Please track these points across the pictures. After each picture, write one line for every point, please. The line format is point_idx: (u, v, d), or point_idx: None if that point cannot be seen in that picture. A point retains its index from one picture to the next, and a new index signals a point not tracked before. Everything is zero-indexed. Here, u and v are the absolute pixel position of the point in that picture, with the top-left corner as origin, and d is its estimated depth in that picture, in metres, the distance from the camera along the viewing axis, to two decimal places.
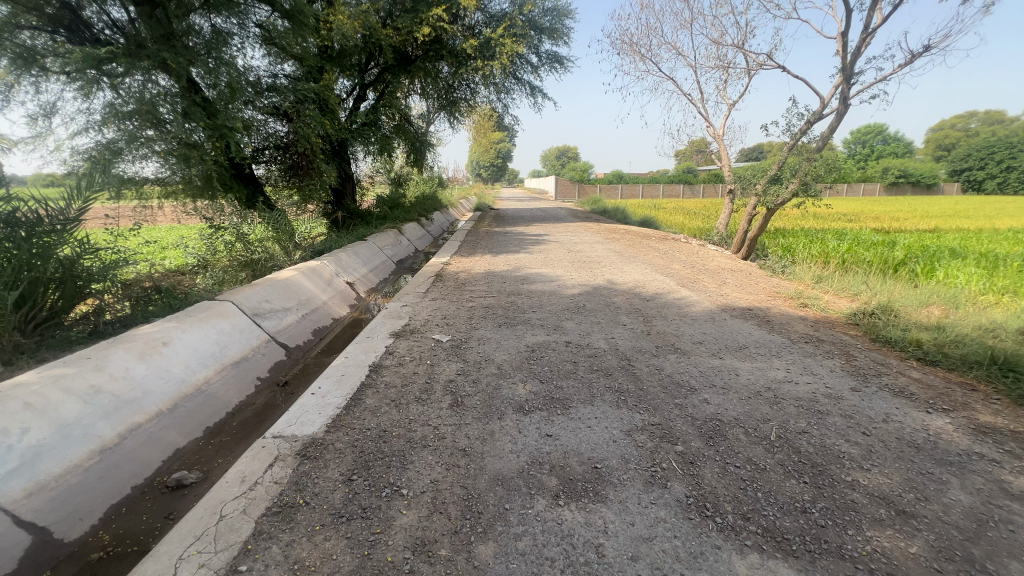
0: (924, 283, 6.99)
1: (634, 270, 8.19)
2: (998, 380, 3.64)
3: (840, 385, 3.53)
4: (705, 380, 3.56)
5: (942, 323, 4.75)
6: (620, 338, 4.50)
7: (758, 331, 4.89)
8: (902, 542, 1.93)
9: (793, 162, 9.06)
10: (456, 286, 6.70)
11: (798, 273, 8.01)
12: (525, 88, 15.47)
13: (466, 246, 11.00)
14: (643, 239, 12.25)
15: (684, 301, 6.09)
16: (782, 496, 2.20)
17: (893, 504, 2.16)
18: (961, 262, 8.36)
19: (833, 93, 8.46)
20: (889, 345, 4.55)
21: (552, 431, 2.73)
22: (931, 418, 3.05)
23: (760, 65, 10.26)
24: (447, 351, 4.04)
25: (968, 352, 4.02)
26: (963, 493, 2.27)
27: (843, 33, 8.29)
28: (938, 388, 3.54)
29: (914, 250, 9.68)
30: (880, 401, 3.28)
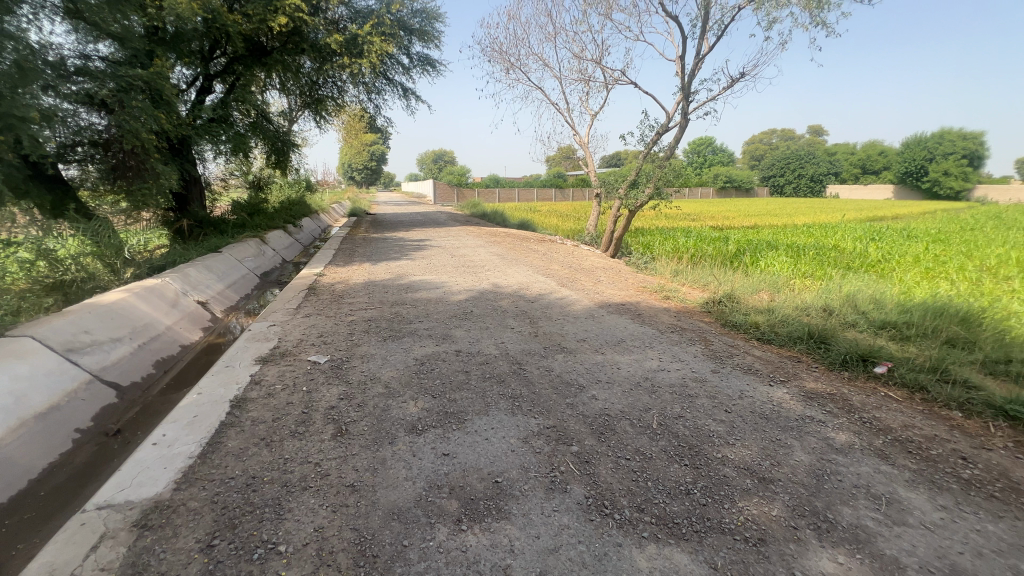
0: (754, 272, 8.26)
1: (517, 272, 8.38)
2: (815, 352, 4.41)
3: (703, 369, 3.97)
4: (591, 376, 3.72)
5: (771, 306, 5.62)
6: (509, 342, 4.52)
7: (632, 324, 5.31)
8: (765, 506, 2.19)
9: (648, 168, 10.10)
10: (332, 299, 6.17)
11: (658, 268, 8.92)
12: (397, 89, 14.99)
13: (342, 254, 10.27)
14: (523, 242, 12.66)
15: (565, 301, 6.36)
16: (668, 481, 2.36)
17: (756, 474, 2.44)
18: (776, 253, 10.09)
19: (676, 108, 9.61)
20: (735, 329, 5.27)
21: (448, 449, 2.60)
22: (773, 390, 3.55)
23: (616, 80, 11.23)
24: (326, 373, 3.65)
25: (792, 329, 4.81)
26: (803, 453, 2.66)
27: (680, 57, 9.49)
28: (775, 362, 4.17)
29: (743, 244, 11.43)
30: (735, 380, 3.73)
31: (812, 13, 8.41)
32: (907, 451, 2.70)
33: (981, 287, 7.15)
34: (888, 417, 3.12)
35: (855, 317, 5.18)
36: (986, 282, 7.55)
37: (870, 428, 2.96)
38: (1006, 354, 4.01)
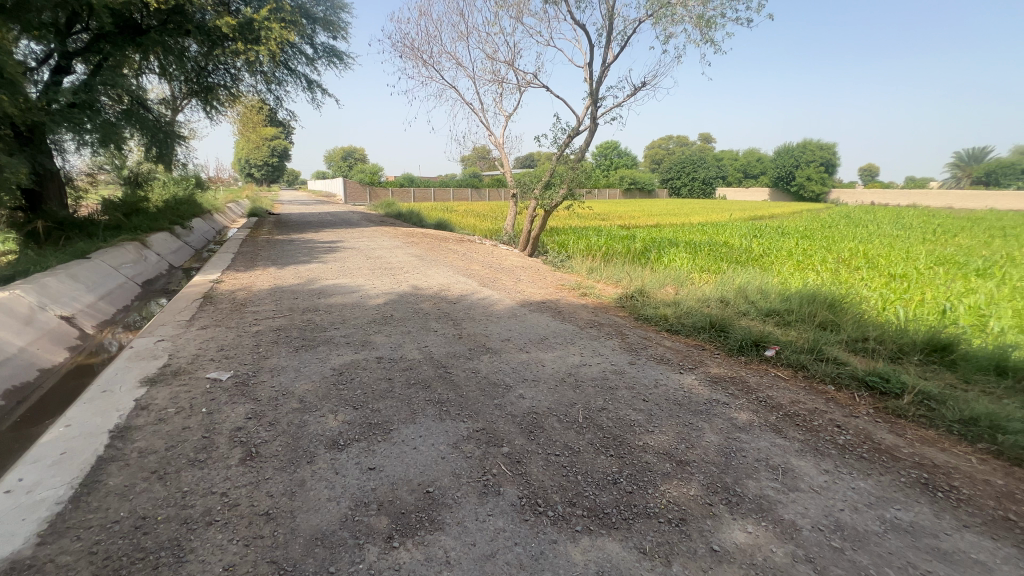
0: (660, 268, 8.89)
1: (436, 274, 8.23)
2: (715, 339, 4.83)
3: (621, 361, 4.18)
4: (517, 375, 3.75)
5: (676, 299, 6.08)
6: (433, 345, 4.41)
7: (553, 322, 5.45)
8: (683, 487, 2.35)
9: (561, 170, 10.44)
10: (233, 307, 5.60)
11: (574, 266, 9.26)
12: (301, 80, 14.04)
13: (242, 258, 9.39)
14: (441, 242, 12.48)
15: (487, 301, 6.36)
16: (596, 473, 2.44)
17: (674, 457, 2.61)
18: (677, 250, 10.95)
19: (585, 112, 10.04)
20: (646, 321, 5.61)
21: (374, 463, 2.46)
22: (683, 377, 3.84)
23: (528, 83, 11.47)
24: (230, 391, 3.30)
25: (695, 320, 5.23)
26: (713, 434, 2.89)
27: (588, 64, 9.94)
28: (683, 351, 4.51)
29: (649, 242, 12.26)
30: (650, 370, 3.97)
31: (701, 31, 9.24)
32: (795, 423, 3.05)
33: (841, 276, 8.32)
34: (778, 394, 3.51)
35: (747, 306, 5.77)
36: (843, 272, 8.81)
37: (765, 406, 3.30)
38: (863, 333, 4.71)
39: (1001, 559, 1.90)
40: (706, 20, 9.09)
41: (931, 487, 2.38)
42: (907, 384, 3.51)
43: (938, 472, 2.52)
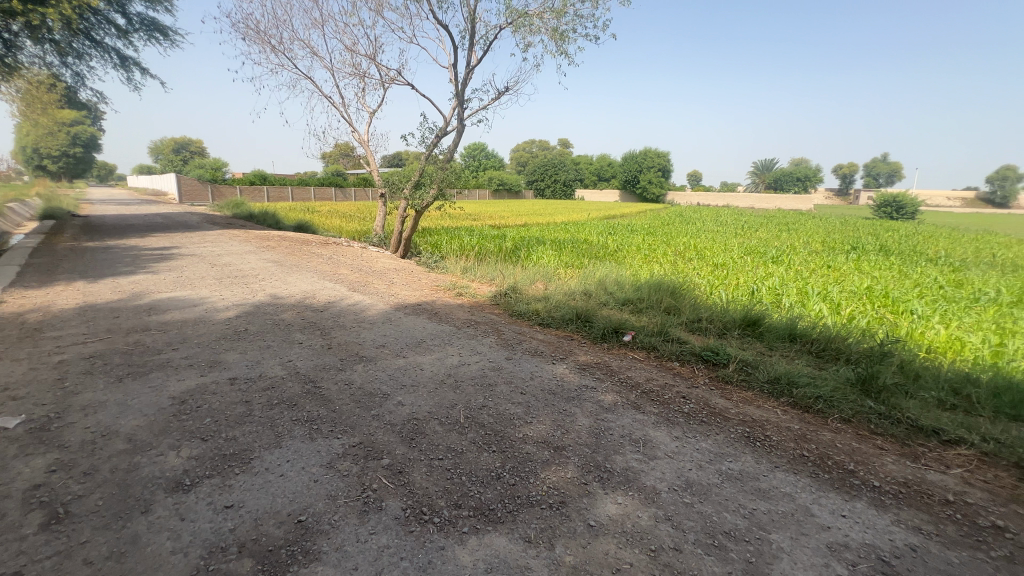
0: (530, 265, 9.32)
1: (298, 280, 7.52)
2: (582, 329, 5.23)
3: (498, 357, 4.28)
4: (395, 382, 3.61)
5: (546, 294, 6.44)
6: (298, 359, 4.02)
7: (430, 324, 5.37)
8: (561, 471, 2.50)
9: (430, 170, 10.31)
10: (21, 334, 4.44)
11: (448, 267, 9.22)
12: (110, 56, 11.69)
13: (33, 271, 7.50)
14: (302, 245, 11.46)
15: (359, 306, 6.01)
16: (480, 471, 2.47)
17: (552, 444, 2.76)
18: (545, 248, 11.59)
19: (452, 113, 10.06)
20: (520, 317, 5.83)
21: (231, 499, 2.16)
22: (556, 367, 4.08)
23: (392, 79, 11.10)
24: (22, 441, 2.61)
25: (564, 313, 5.60)
26: (584, 417, 3.13)
27: (452, 65, 9.97)
28: (555, 343, 4.79)
29: (518, 241, 12.75)
30: (526, 364, 4.14)
31: (556, 43, 9.90)
32: (651, 399, 3.44)
33: (679, 267, 9.61)
34: (637, 375, 3.93)
35: (607, 297, 6.36)
36: (680, 263, 10.20)
37: (626, 386, 3.67)
38: (698, 315, 5.52)
39: (801, 488, 2.38)
40: (561, 33, 9.75)
41: (751, 438, 2.88)
42: (731, 355, 4.20)
43: (756, 425, 3.06)
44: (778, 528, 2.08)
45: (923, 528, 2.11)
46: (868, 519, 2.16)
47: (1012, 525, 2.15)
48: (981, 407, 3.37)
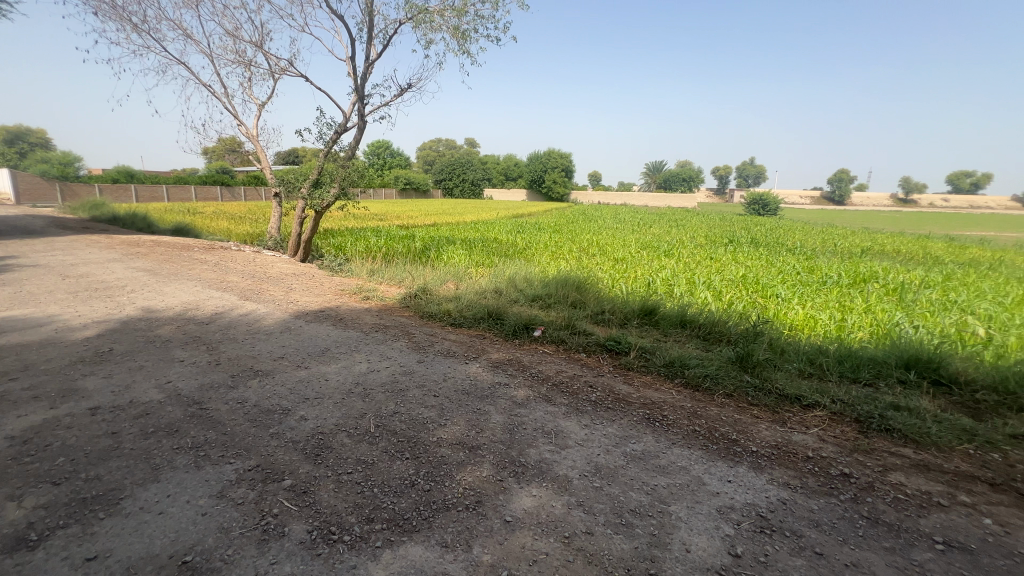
0: (440, 265, 9.20)
1: (177, 290, 6.69)
2: (493, 327, 5.28)
3: (410, 361, 4.17)
4: (296, 396, 3.36)
5: (457, 294, 6.40)
6: (179, 379, 3.57)
7: (334, 330, 5.07)
8: (477, 470, 2.50)
9: (330, 168, 9.72)
10: None
11: (354, 270, 8.78)
12: None
13: None
14: (181, 250, 10.20)
15: (252, 316, 5.48)
16: (393, 481, 2.38)
17: (466, 445, 2.75)
18: (455, 247, 11.51)
19: (352, 108, 9.58)
20: (431, 318, 5.72)
21: (96, 549, 1.86)
22: (469, 367, 4.07)
23: (282, 70, 10.28)
24: None
25: (476, 312, 5.61)
26: (498, 414, 3.16)
27: (350, 58, 9.48)
28: (467, 343, 4.78)
29: (428, 241, 12.52)
30: (438, 366, 4.07)
31: (458, 42, 9.86)
32: (561, 390, 3.57)
33: (584, 263, 10.10)
34: (547, 368, 4.06)
35: (516, 294, 6.48)
36: (585, 258, 10.73)
37: (537, 380, 3.77)
38: (601, 307, 5.84)
39: (694, 460, 2.62)
40: (462, 32, 9.72)
41: (651, 419, 3.11)
42: (631, 343, 4.51)
43: (654, 407, 3.32)
44: (676, 499, 2.27)
45: (790, 482, 2.43)
46: (748, 481, 2.44)
47: (855, 471, 2.57)
48: (830, 374, 3.98)
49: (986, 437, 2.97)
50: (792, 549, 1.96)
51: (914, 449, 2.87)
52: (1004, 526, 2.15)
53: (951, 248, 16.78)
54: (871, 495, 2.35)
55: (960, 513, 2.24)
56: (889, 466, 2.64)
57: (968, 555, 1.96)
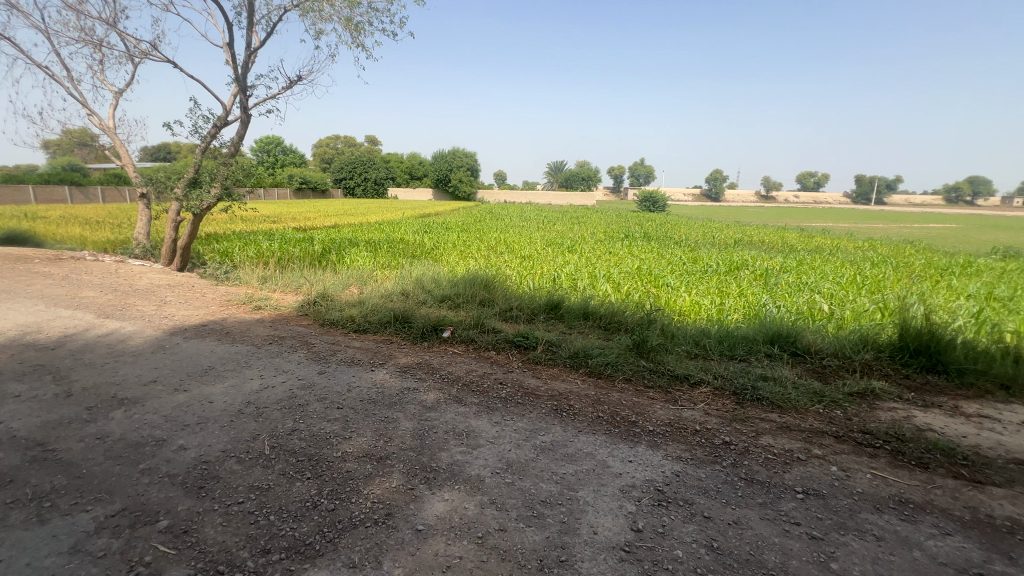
0: (342, 269, 8.70)
1: (10, 310, 5.55)
2: (402, 330, 5.11)
3: (309, 373, 3.88)
4: (174, 423, 2.96)
5: (361, 299, 6.11)
6: (15, 418, 2.97)
7: (220, 346, 4.55)
8: (386, 482, 2.40)
9: (209, 165, 8.71)
10: None
11: (242, 277, 7.98)
12: None
13: None
14: (14, 263, 8.49)
15: (115, 336, 4.74)
16: (292, 505, 2.20)
17: (374, 456, 2.63)
18: (357, 249, 10.96)
19: (233, 100, 8.68)
20: (333, 326, 5.37)
21: None
22: (375, 374, 3.90)
23: (143, 53, 8.99)
24: None
25: (382, 316, 5.39)
26: (408, 421, 3.06)
27: (228, 44, 8.58)
28: (373, 349, 4.57)
29: (327, 243, 11.78)
30: (342, 375, 3.85)
31: (352, 34, 9.37)
32: (472, 390, 3.56)
33: (492, 261, 10.18)
34: (457, 369, 4.02)
35: (424, 295, 6.35)
36: (493, 257, 10.82)
37: (447, 382, 3.72)
38: (509, 304, 5.94)
39: (598, 445, 2.76)
40: (356, 24, 9.26)
41: (558, 410, 3.22)
42: (538, 338, 4.64)
43: (561, 397, 3.44)
44: (583, 485, 2.37)
45: (681, 456, 2.66)
46: (646, 458, 2.63)
47: (734, 438, 2.89)
48: (712, 353, 4.44)
49: (831, 397, 3.51)
50: (684, 516, 2.15)
51: (778, 413, 3.30)
52: (845, 471, 2.56)
53: (802, 238, 19.64)
54: (747, 458, 2.66)
55: (814, 464, 2.61)
56: (760, 430, 3.01)
57: (821, 499, 2.30)
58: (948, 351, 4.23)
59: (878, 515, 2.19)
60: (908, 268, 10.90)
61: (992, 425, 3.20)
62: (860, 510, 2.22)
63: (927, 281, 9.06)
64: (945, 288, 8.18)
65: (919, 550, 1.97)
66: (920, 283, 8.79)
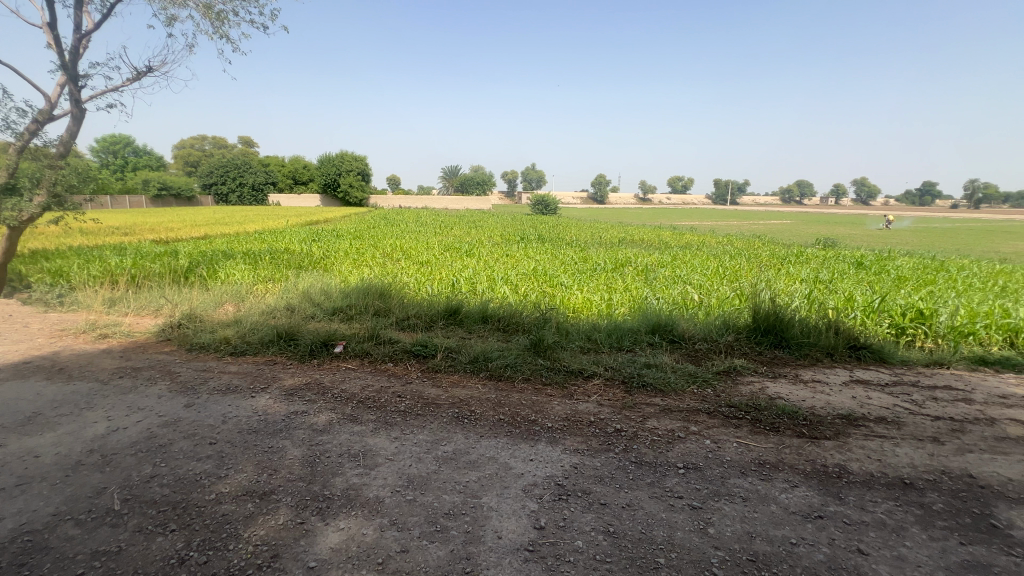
0: (213, 285, 7.75)
1: None
2: (287, 349, 4.68)
3: (173, 408, 3.36)
4: None
5: (237, 318, 5.48)
6: None
7: (50, 387, 3.76)
8: (270, 520, 2.16)
9: (27, 167, 7.13)
10: None
11: (81, 301, 6.71)
12: None
13: None
14: None
15: None
16: (152, 566, 1.88)
17: (256, 493, 2.36)
18: (232, 262, 9.86)
19: (59, 91, 7.30)
20: (204, 350, 4.73)
21: None
22: (256, 400, 3.50)
23: None
24: None
25: (263, 335, 4.88)
26: (296, 448, 2.80)
27: (49, 24, 7.19)
28: (253, 373, 4.10)
29: (194, 256, 10.42)
30: (215, 406, 3.39)
31: (214, 24, 8.42)
32: (368, 407, 3.37)
33: (387, 268, 9.82)
34: (352, 386, 3.78)
35: (312, 309, 5.90)
36: (388, 264, 10.44)
37: (340, 401, 3.48)
38: (406, 313, 5.76)
39: (500, 448, 2.78)
40: (217, 13, 8.32)
41: (459, 417, 3.18)
42: (437, 345, 4.56)
43: (463, 404, 3.41)
44: (487, 490, 2.37)
45: (579, 448, 2.79)
46: (546, 455, 2.70)
47: (625, 425, 3.10)
48: (602, 346, 4.73)
49: (702, 377, 3.94)
50: (583, 507, 2.24)
51: (661, 396, 3.62)
52: (717, 442, 2.88)
53: (675, 235, 21.94)
54: (636, 442, 2.87)
55: (692, 440, 2.90)
56: (647, 414, 3.27)
57: (698, 471, 2.55)
58: (790, 329, 4.99)
59: (743, 479, 2.49)
60: (757, 258, 12.68)
61: (823, 387, 3.84)
62: (729, 477, 2.51)
63: (772, 269, 10.61)
64: (784, 275, 9.65)
65: (776, 504, 2.28)
66: (766, 271, 10.26)
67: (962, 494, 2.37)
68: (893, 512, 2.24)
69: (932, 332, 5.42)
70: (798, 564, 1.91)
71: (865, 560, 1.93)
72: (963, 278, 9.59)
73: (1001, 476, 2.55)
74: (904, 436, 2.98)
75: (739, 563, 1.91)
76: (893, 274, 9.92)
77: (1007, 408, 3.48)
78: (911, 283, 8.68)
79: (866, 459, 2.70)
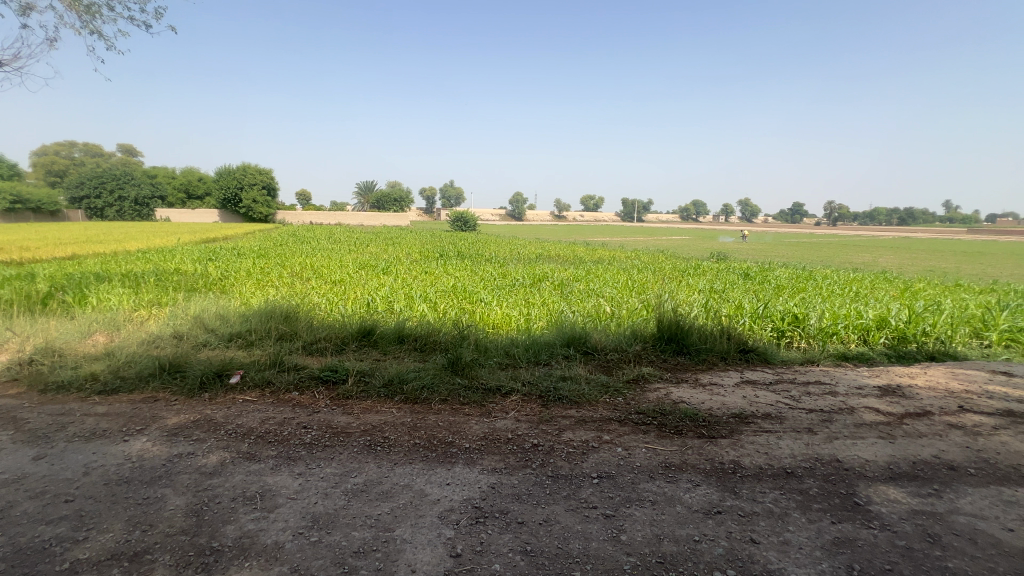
0: (80, 312, 6.70)
1: None
2: (172, 383, 4.13)
3: (18, 462, 2.81)
4: None
5: (108, 350, 4.75)
6: None
7: None
8: None
9: None
10: None
11: None
12: None
13: None
14: None
15: None
16: None
17: (123, 556, 2.03)
18: (105, 285, 8.61)
19: None
20: (62, 389, 4.02)
21: None
22: (129, 445, 3.04)
23: None
24: None
25: (141, 369, 4.28)
26: (178, 496, 2.46)
27: None
28: (127, 413, 3.56)
29: (55, 279, 8.96)
30: (75, 455, 2.89)
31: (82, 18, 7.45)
32: (269, 442, 3.07)
33: (296, 288, 9.19)
34: (249, 420, 3.42)
35: (205, 336, 5.31)
36: (295, 284, 9.75)
37: (235, 438, 3.14)
38: (315, 336, 5.38)
39: (414, 475, 2.67)
40: (86, 5, 7.38)
41: (371, 446, 3.01)
42: (349, 369, 4.32)
43: (376, 431, 3.23)
44: (400, 521, 2.24)
45: (496, 467, 2.76)
46: (462, 477, 2.64)
47: (541, 439, 3.13)
48: (520, 361, 4.77)
49: (614, 387, 4.12)
50: (501, 529, 2.20)
51: (576, 407, 3.72)
52: (627, 449, 3.00)
53: (587, 251, 23.26)
54: (552, 456, 2.90)
55: (605, 449, 3.00)
56: (562, 427, 3.33)
57: (611, 479, 2.64)
58: (690, 337, 5.41)
59: (652, 483, 2.61)
60: (662, 271, 13.72)
61: (719, 389, 4.17)
62: (639, 482, 2.62)
63: (675, 281, 11.49)
64: (685, 286, 10.52)
65: (680, 505, 2.41)
66: (670, 283, 11.13)
67: (832, 478, 2.69)
68: (778, 500, 2.47)
69: (804, 334, 6.18)
70: (700, 560, 2.02)
71: (757, 549, 2.10)
72: (826, 285, 11.12)
73: (862, 458, 2.93)
74: (785, 429, 3.33)
75: (650, 567, 1.99)
76: (773, 283, 11.25)
77: (863, 397, 4.04)
78: (787, 291, 9.88)
79: (756, 453, 2.97)
